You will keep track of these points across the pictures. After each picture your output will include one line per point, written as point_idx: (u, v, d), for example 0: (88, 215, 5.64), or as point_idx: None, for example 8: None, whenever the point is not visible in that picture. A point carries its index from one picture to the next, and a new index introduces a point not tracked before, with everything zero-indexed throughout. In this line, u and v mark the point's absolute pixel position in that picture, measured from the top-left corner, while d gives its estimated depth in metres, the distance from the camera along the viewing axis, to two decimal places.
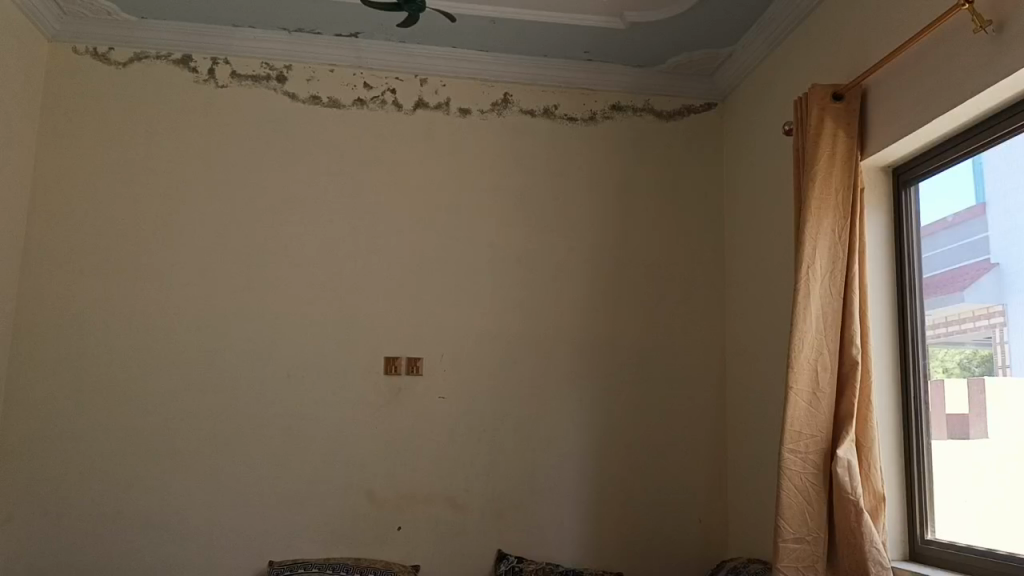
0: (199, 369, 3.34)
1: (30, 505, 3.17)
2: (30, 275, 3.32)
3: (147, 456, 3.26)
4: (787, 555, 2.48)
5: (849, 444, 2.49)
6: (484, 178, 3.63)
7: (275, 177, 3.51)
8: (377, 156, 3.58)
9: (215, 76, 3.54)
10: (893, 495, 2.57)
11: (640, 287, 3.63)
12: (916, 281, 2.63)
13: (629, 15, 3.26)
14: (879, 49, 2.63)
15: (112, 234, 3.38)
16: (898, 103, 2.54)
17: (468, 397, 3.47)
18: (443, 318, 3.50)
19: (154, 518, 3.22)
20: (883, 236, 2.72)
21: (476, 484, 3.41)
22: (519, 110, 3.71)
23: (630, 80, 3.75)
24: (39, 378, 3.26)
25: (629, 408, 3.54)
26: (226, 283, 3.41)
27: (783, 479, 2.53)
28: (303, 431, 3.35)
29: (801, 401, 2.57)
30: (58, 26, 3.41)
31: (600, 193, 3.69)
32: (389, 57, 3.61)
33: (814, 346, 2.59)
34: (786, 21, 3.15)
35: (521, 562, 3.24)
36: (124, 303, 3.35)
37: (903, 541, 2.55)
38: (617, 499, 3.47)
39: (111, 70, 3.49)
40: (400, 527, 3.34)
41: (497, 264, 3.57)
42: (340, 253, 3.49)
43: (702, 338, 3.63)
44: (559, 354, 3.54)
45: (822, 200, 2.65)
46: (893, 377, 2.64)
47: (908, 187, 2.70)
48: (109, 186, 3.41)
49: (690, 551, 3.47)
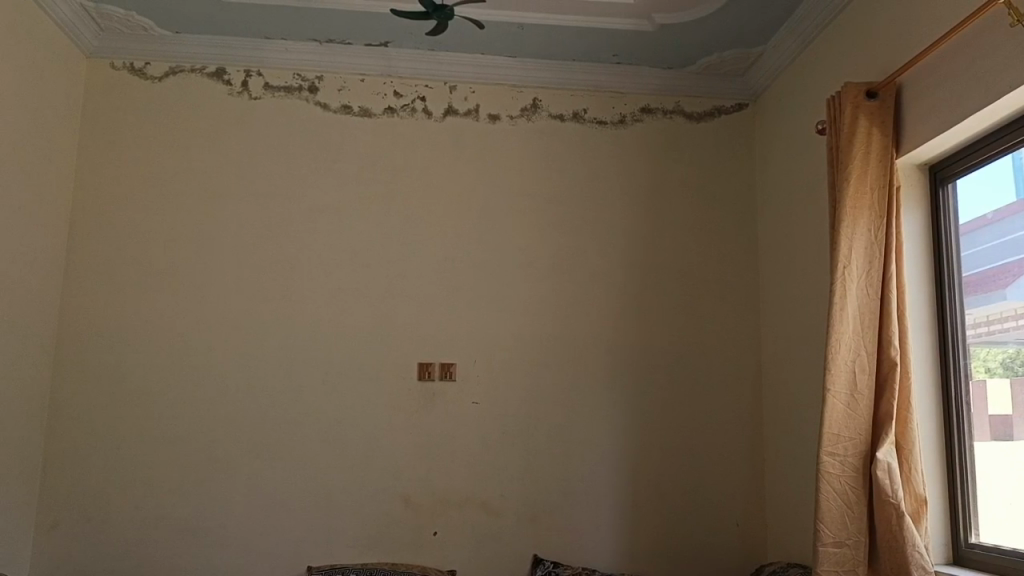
0: (235, 376, 3.39)
1: (75, 512, 3.24)
2: (71, 285, 3.39)
3: (186, 461, 3.32)
4: (827, 559, 2.45)
5: (889, 446, 2.45)
6: (515, 182, 3.64)
7: (309, 186, 3.55)
8: (409, 164, 3.61)
9: (248, 88, 3.60)
10: (936, 498, 2.53)
11: (674, 290, 3.61)
12: (956, 279, 2.58)
13: (657, 15, 3.25)
14: (911, 45, 2.59)
15: (152, 245, 3.45)
16: (934, 101, 2.50)
17: (502, 402, 3.47)
18: (476, 324, 3.52)
19: (193, 523, 3.27)
20: (921, 235, 2.68)
21: (511, 489, 3.41)
22: (548, 114, 3.71)
23: (660, 82, 3.74)
24: (82, 387, 3.33)
25: (664, 412, 3.52)
26: (259, 291, 3.46)
27: (821, 483, 2.50)
28: (338, 438, 3.39)
29: (839, 403, 2.54)
30: (95, 42, 3.49)
31: (632, 196, 3.68)
32: (418, 65, 3.64)
33: (852, 348, 2.56)
34: (816, 19, 3.12)
35: (558, 566, 3.24)
36: (161, 312, 3.41)
37: (946, 544, 2.50)
38: (654, 503, 3.45)
39: (147, 84, 3.56)
40: (435, 533, 3.35)
41: (530, 270, 3.58)
42: (371, 259, 3.52)
43: (738, 340, 3.60)
44: (592, 358, 3.54)
45: (858, 199, 2.62)
46: (934, 378, 2.60)
47: (946, 184, 2.65)
48: (146, 196, 3.48)
49: (730, 555, 3.43)
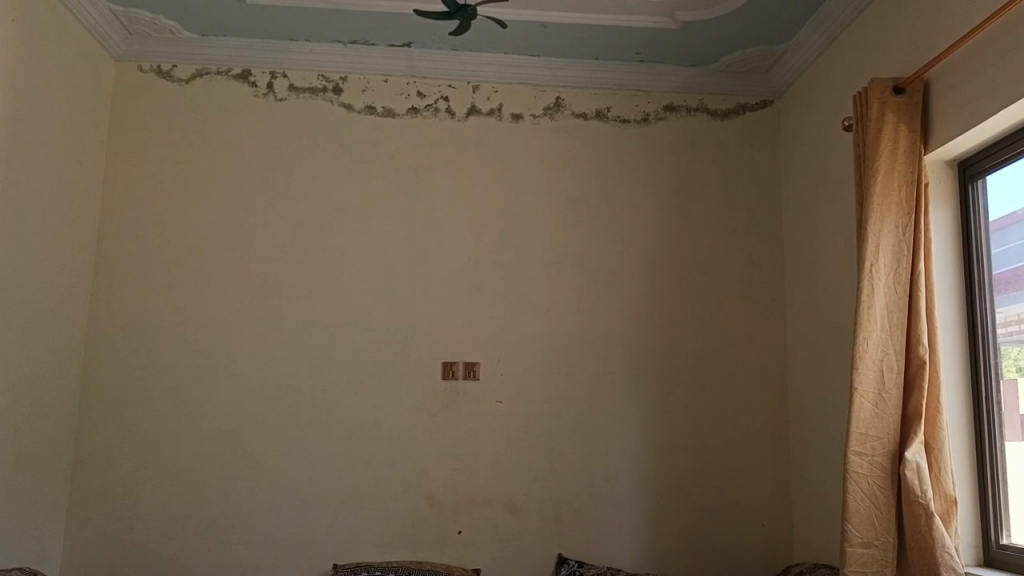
0: (260, 375, 3.42)
1: (105, 510, 3.29)
2: (100, 286, 3.44)
3: (213, 459, 3.35)
4: (855, 560, 2.43)
5: (918, 445, 2.42)
6: (539, 181, 3.64)
7: (334, 186, 3.58)
8: (433, 164, 3.62)
9: (273, 89, 3.63)
10: (966, 498, 2.49)
11: (700, 290, 3.59)
12: (986, 277, 2.55)
13: (680, 13, 3.24)
14: (939, 41, 2.56)
15: (179, 246, 3.49)
16: (962, 97, 2.46)
17: (526, 401, 3.48)
18: (499, 324, 3.52)
19: (220, 520, 3.31)
20: (949, 232, 2.65)
21: (535, 489, 3.41)
22: (572, 113, 3.71)
23: (683, 80, 3.72)
24: (110, 386, 3.37)
25: (690, 411, 3.51)
26: (283, 291, 3.48)
27: (849, 483, 2.47)
28: (362, 437, 3.41)
29: (866, 402, 2.50)
30: (123, 45, 3.53)
31: (657, 195, 3.66)
32: (441, 65, 3.65)
33: (880, 346, 2.53)
34: (841, 15, 3.09)
35: (582, 565, 3.24)
36: (187, 312, 3.45)
37: (977, 545, 2.47)
38: (679, 503, 3.44)
39: (174, 86, 3.60)
40: (460, 531, 3.36)
41: (554, 268, 3.57)
42: (394, 259, 3.54)
43: (763, 339, 3.58)
44: (617, 357, 3.53)
45: (885, 196, 2.58)
46: (963, 377, 2.56)
47: (976, 181, 2.61)
48: (173, 198, 3.52)
49: (756, 555, 3.41)
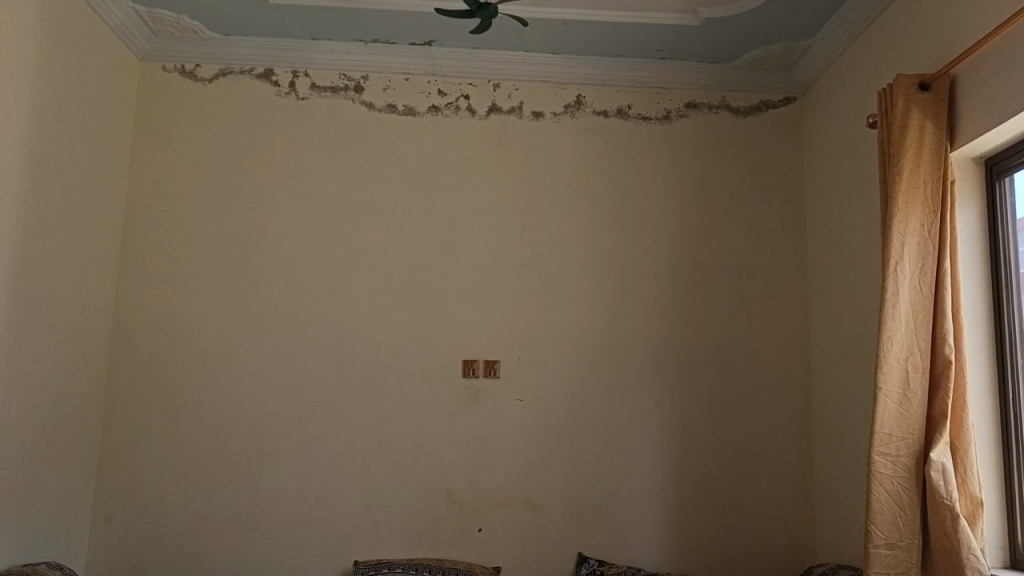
0: (281, 373, 3.44)
1: (129, 506, 3.32)
2: (124, 285, 3.47)
3: (236, 456, 3.37)
4: (880, 560, 2.40)
5: (943, 446, 2.39)
6: (560, 178, 3.63)
7: (355, 186, 3.59)
8: (454, 162, 3.62)
9: (295, 88, 3.65)
10: (991, 498, 2.46)
11: (722, 288, 3.57)
12: (1013, 276, 2.51)
13: (702, 10, 3.21)
14: (965, 37, 2.52)
15: (201, 244, 3.51)
16: (988, 95, 2.42)
17: (546, 399, 3.47)
18: (520, 322, 3.52)
19: (243, 517, 3.33)
20: (975, 230, 2.61)
21: (556, 486, 3.41)
22: (593, 111, 3.70)
23: (705, 77, 3.70)
24: (133, 384, 3.40)
25: (712, 410, 3.49)
26: (304, 289, 3.50)
27: (873, 483, 2.44)
28: (383, 435, 3.42)
29: (891, 402, 2.47)
30: (147, 45, 3.57)
31: (679, 193, 3.64)
32: (462, 64, 3.65)
33: (905, 344, 2.49)
34: (866, 11, 3.06)
35: (602, 565, 3.23)
36: (209, 310, 3.47)
37: (1003, 546, 2.44)
38: (701, 501, 3.42)
39: (197, 86, 3.63)
40: (480, 529, 3.37)
41: (575, 266, 3.57)
42: (414, 257, 3.55)
43: (786, 337, 3.55)
44: (638, 355, 3.51)
45: (910, 194, 2.55)
46: (990, 376, 2.53)
47: (1001, 178, 2.57)
48: (196, 197, 3.55)
49: (778, 556, 3.39)
